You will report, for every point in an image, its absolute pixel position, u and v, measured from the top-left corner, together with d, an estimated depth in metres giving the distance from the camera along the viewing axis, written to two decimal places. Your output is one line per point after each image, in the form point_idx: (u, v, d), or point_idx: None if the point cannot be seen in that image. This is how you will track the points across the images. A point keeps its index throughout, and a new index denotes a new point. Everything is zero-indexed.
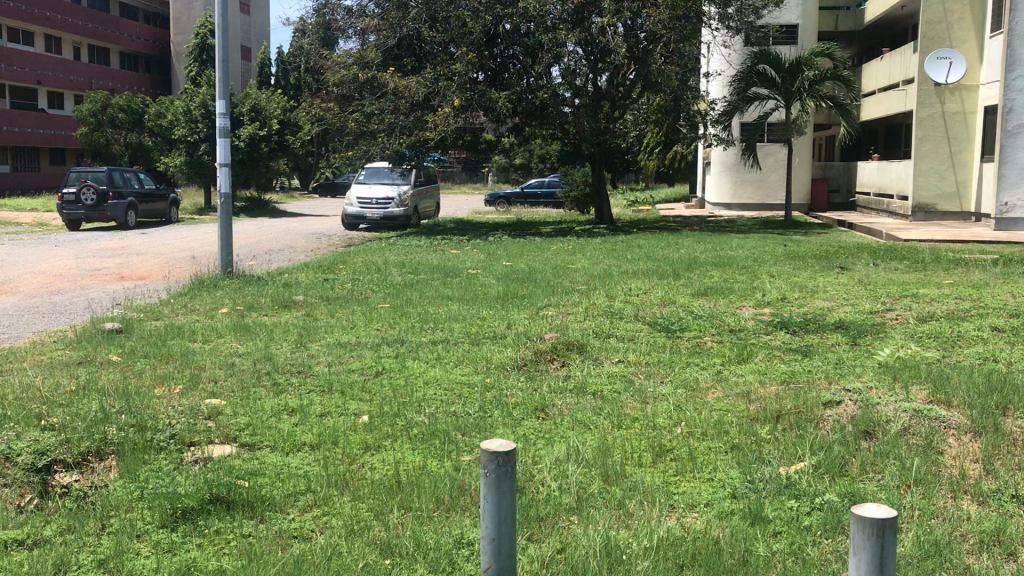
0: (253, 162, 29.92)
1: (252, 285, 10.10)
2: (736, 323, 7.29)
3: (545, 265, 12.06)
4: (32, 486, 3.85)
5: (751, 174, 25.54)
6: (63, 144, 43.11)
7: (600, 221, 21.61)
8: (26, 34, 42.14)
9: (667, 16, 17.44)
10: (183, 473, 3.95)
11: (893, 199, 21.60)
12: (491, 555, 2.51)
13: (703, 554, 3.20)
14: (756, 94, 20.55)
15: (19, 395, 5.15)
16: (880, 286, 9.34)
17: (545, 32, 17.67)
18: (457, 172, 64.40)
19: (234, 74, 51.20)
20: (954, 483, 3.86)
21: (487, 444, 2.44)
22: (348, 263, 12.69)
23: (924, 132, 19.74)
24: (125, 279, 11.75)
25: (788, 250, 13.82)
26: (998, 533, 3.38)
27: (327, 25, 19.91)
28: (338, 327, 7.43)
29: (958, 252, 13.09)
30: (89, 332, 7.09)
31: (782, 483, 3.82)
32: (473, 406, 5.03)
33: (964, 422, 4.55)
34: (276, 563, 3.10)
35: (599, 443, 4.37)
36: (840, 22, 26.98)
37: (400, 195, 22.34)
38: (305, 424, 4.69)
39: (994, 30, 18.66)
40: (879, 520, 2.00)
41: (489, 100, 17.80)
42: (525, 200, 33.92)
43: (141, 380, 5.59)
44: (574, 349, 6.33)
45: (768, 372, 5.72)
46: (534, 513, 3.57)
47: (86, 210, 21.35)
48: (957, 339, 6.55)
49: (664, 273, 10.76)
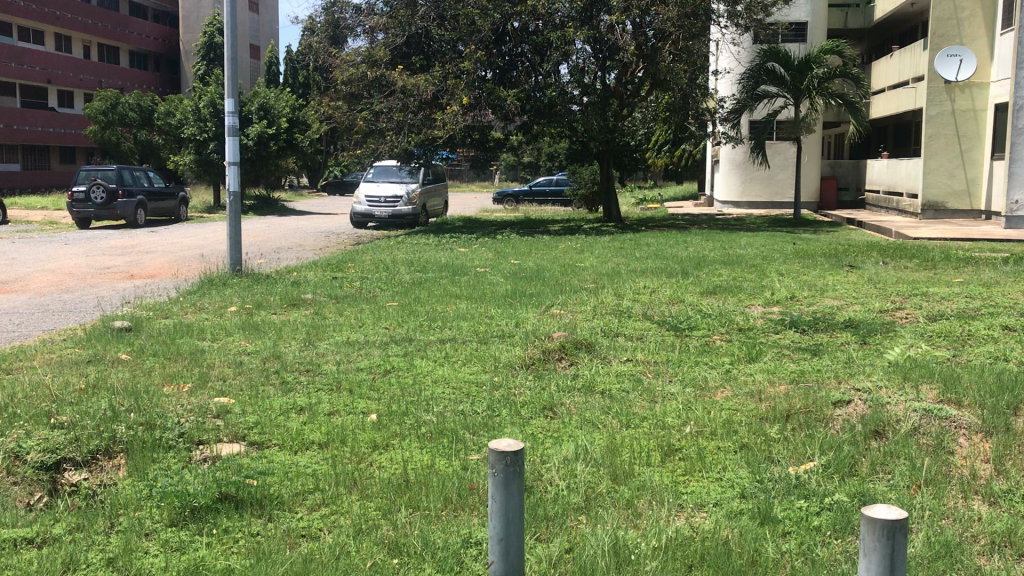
0: (262, 160, 30.04)
1: (261, 284, 10.09)
2: (745, 322, 7.26)
3: (553, 263, 12.03)
4: (42, 484, 3.89)
5: (759, 172, 25.54)
6: (73, 142, 43.33)
7: (608, 219, 21.52)
8: (36, 33, 42.33)
9: (676, 13, 17.16)
10: (192, 472, 3.94)
11: (903, 197, 21.46)
12: (499, 555, 2.51)
13: (712, 554, 3.19)
14: (766, 92, 20.39)
15: (28, 393, 5.17)
16: (890, 285, 9.26)
17: (553, 30, 17.62)
18: (466, 170, 64.74)
19: (241, 71, 51.65)
20: (965, 483, 3.84)
21: (496, 443, 2.44)
22: (357, 262, 12.71)
23: (934, 129, 19.63)
24: (133, 278, 11.72)
25: (796, 248, 13.80)
26: (1010, 534, 3.35)
27: (336, 23, 20.02)
28: (346, 325, 7.44)
29: (966, 250, 12.95)
30: (99, 330, 7.12)
31: (792, 483, 3.81)
32: (482, 405, 5.02)
33: (975, 422, 4.51)
34: (286, 562, 3.11)
35: (608, 442, 4.36)
36: (851, 18, 26.86)
37: (408, 193, 22.34)
38: (313, 423, 4.68)
39: (1005, 26, 18.50)
40: (890, 521, 1.99)
41: (497, 98, 17.80)
42: (533, 198, 33.88)
43: (150, 378, 5.61)
44: (582, 348, 6.28)
45: (778, 371, 5.70)
46: (542, 511, 3.57)
47: (95, 209, 21.48)
48: (968, 339, 6.50)
49: (673, 272, 10.71)
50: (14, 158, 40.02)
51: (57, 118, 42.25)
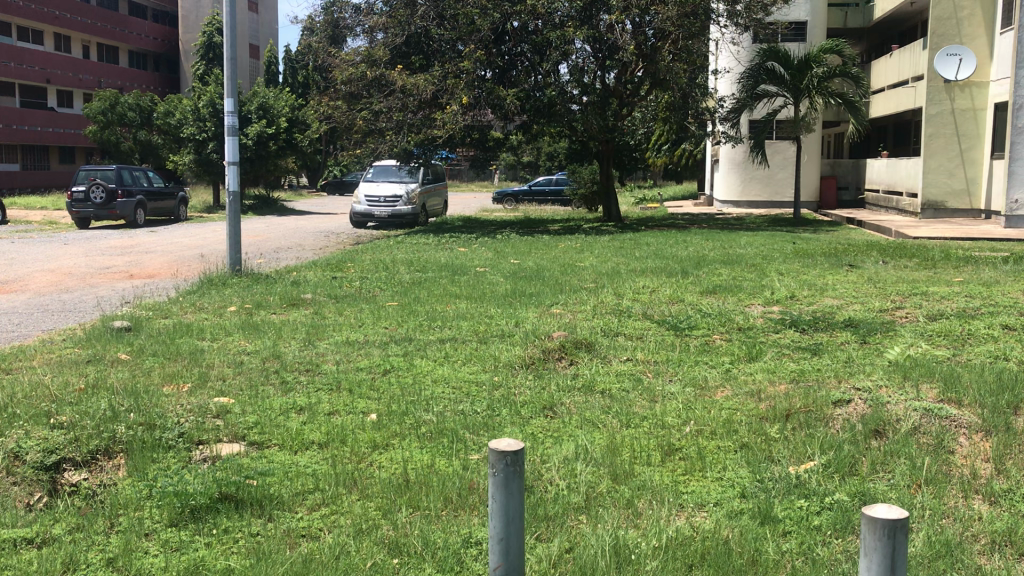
0: (261, 160, 30.03)
1: (260, 284, 10.08)
2: (745, 321, 7.26)
3: (553, 262, 12.05)
4: (41, 484, 3.89)
5: (759, 171, 25.53)
6: (72, 142, 43.33)
7: (608, 218, 21.52)
8: (36, 33, 42.30)
9: (675, 13, 17.18)
10: (192, 472, 3.94)
11: (903, 196, 21.45)
12: (499, 555, 2.51)
13: (713, 554, 3.19)
14: (766, 91, 20.35)
15: (28, 394, 5.16)
16: (890, 284, 9.27)
17: (553, 29, 17.62)
18: (466, 170, 64.77)
19: (241, 71, 51.69)
20: (965, 483, 3.83)
21: (496, 444, 2.43)
22: (358, 261, 12.74)
23: (934, 128, 19.62)
24: (133, 278, 11.70)
25: (797, 247, 13.83)
26: (1010, 533, 3.35)
27: (335, 23, 20.00)
28: (346, 325, 7.44)
29: (966, 249, 12.95)
30: (98, 330, 7.11)
31: (792, 483, 3.81)
32: (482, 405, 5.02)
33: (976, 422, 4.51)
34: (286, 562, 3.10)
35: (608, 442, 4.35)
36: (850, 18, 26.83)
37: (408, 193, 22.34)
38: (313, 423, 4.68)
39: (1005, 25, 18.49)
40: (890, 521, 1.98)
41: (497, 97, 17.77)
42: (533, 197, 33.87)
43: (150, 379, 5.60)
44: (582, 348, 6.27)
45: (778, 370, 5.70)
46: (543, 511, 3.57)
47: (95, 209, 21.46)
48: (968, 338, 6.50)
49: (673, 271, 10.69)
50: (13, 158, 40.01)
51: (56, 118, 42.23)
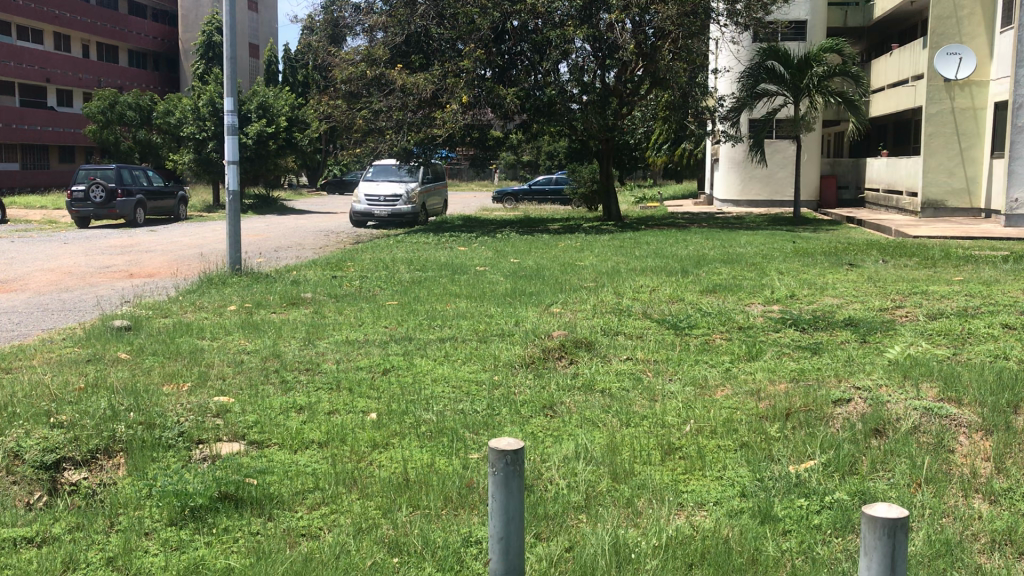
0: (261, 160, 30.00)
1: (260, 283, 10.10)
2: (745, 320, 7.26)
3: (553, 261, 12.07)
4: (41, 483, 3.89)
5: (759, 171, 25.52)
6: (72, 141, 43.34)
7: (608, 217, 21.50)
8: (35, 32, 42.31)
9: (675, 12, 17.21)
10: (192, 471, 3.94)
11: (903, 195, 21.43)
12: (498, 554, 2.50)
13: (712, 553, 3.19)
14: (766, 91, 20.36)
15: (28, 393, 5.16)
16: (890, 283, 9.28)
17: (552, 28, 17.63)
18: (466, 169, 64.82)
19: (240, 70, 51.71)
20: (965, 481, 3.83)
21: (496, 443, 2.43)
22: (358, 260, 12.76)
23: (934, 127, 19.61)
24: (133, 277, 11.70)
25: (797, 246, 13.85)
26: (1009, 532, 3.35)
27: (335, 22, 19.99)
28: (345, 324, 7.42)
29: (966, 248, 12.94)
30: (98, 330, 7.11)
31: (792, 482, 3.81)
32: (481, 404, 5.02)
33: (976, 420, 4.51)
34: (286, 561, 3.10)
35: (608, 441, 4.34)
36: (850, 17, 26.81)
37: (408, 192, 22.33)
38: (313, 422, 4.68)
39: (1005, 24, 18.47)
40: (891, 520, 1.98)
41: (496, 96, 17.74)
42: (533, 197, 33.85)
43: (149, 378, 5.60)
44: (582, 347, 6.28)
45: (778, 369, 5.70)
46: (543, 510, 3.57)
47: (94, 208, 21.45)
48: (968, 337, 6.50)
49: (672, 270, 10.69)
50: (13, 158, 40.02)
51: (56, 117, 42.25)
